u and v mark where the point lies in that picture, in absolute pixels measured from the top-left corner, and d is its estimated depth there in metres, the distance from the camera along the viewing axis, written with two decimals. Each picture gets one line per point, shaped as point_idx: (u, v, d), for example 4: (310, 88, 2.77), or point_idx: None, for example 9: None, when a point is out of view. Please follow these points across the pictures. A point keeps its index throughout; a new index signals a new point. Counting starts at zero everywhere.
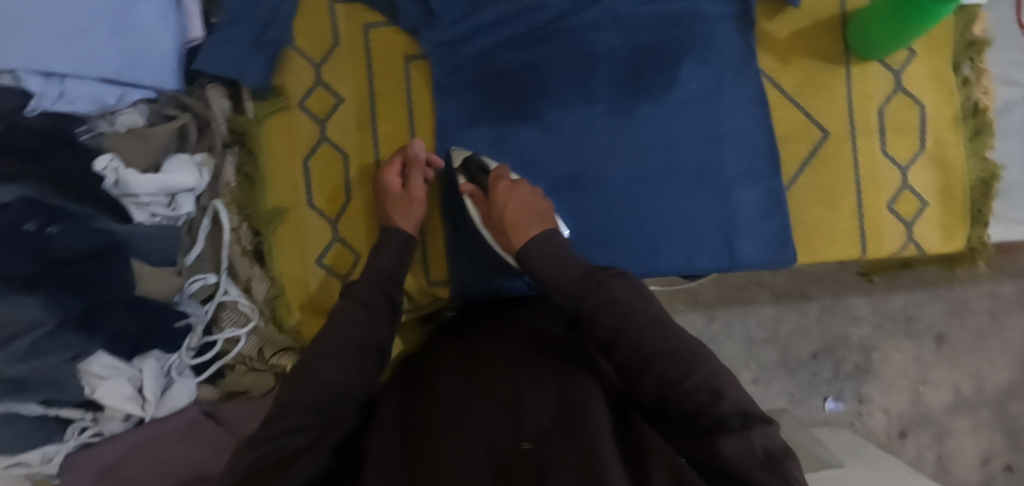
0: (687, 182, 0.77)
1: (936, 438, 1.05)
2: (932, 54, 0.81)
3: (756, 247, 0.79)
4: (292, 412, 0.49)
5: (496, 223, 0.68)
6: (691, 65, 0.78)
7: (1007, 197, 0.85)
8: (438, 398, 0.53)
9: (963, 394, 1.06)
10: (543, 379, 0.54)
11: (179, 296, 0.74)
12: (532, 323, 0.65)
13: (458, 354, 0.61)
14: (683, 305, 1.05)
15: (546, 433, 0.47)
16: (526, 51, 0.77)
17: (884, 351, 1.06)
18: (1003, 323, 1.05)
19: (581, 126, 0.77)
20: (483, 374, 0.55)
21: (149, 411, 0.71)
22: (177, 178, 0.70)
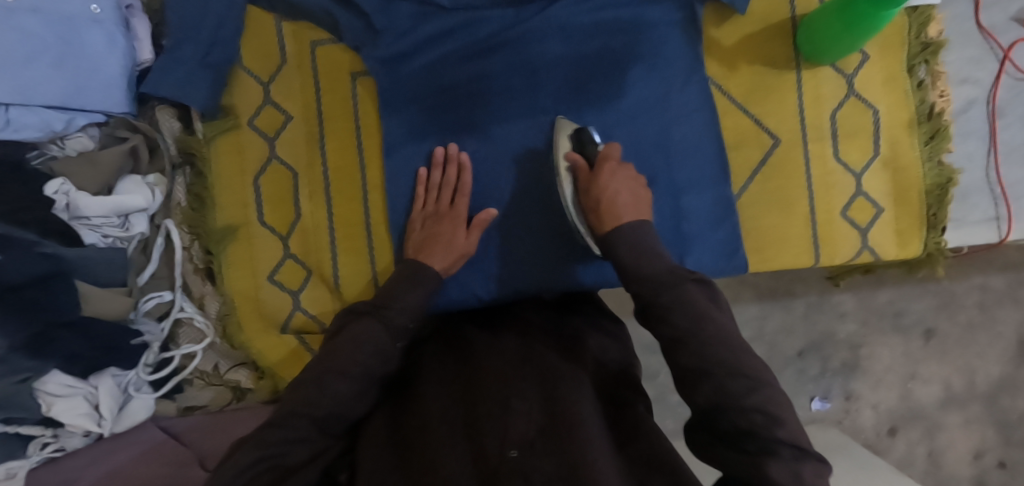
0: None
1: (926, 433, 1.04)
2: (885, 57, 0.80)
3: (705, 256, 0.79)
4: (293, 424, 0.56)
5: (592, 199, 0.65)
6: (639, 73, 0.77)
7: (962, 200, 0.84)
8: (428, 406, 0.61)
9: (954, 389, 1.04)
10: (529, 386, 0.60)
11: (133, 314, 0.75)
12: (520, 327, 0.72)
13: (450, 361, 0.67)
14: None
15: (530, 441, 0.55)
16: (471, 64, 0.77)
17: (872, 347, 1.05)
18: (993, 316, 1.03)
19: (525, 138, 0.76)
20: (478, 380, 0.62)
21: (107, 428, 0.72)
22: (127, 199, 0.73)
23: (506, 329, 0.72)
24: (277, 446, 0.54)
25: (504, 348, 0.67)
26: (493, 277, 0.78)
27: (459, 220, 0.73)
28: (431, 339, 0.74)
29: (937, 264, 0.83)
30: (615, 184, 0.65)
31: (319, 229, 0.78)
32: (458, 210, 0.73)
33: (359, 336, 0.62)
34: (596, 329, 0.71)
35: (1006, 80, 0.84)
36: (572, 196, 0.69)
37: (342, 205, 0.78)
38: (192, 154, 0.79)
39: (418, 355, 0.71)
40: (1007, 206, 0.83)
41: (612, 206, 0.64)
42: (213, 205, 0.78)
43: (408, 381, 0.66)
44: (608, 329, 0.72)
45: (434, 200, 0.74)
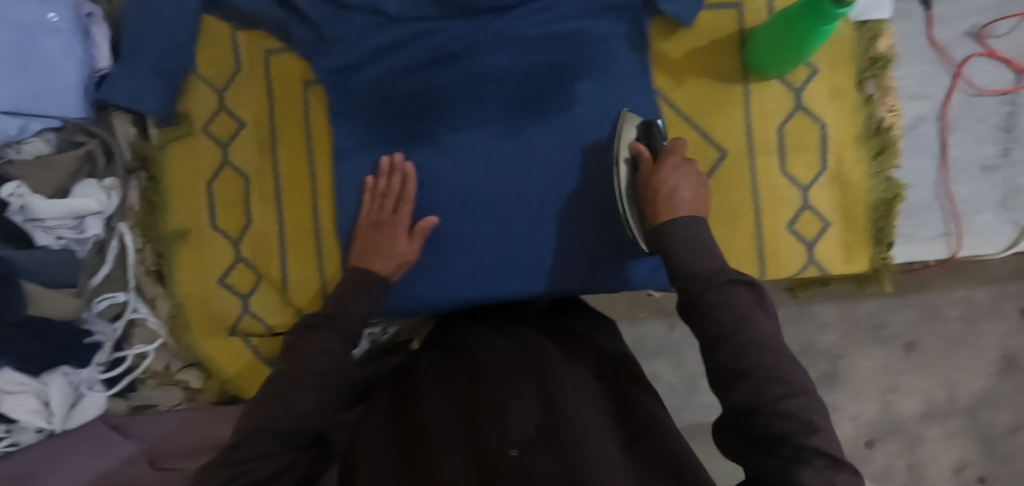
0: (588, 202, 0.77)
1: (906, 446, 1.04)
2: (833, 71, 0.80)
3: (648, 267, 0.79)
4: (258, 442, 0.58)
5: (648, 189, 0.66)
6: (587, 84, 0.77)
7: (913, 216, 0.84)
8: (426, 411, 0.62)
9: (934, 403, 1.04)
10: (527, 388, 0.61)
11: (86, 314, 0.78)
12: (521, 333, 0.73)
13: (448, 367, 0.69)
14: (643, 313, 1.09)
15: (529, 440, 0.55)
16: (419, 75, 0.78)
17: (852, 359, 1.05)
18: (976, 329, 1.04)
19: (471, 148, 0.77)
20: (476, 380, 0.63)
21: (57, 424, 0.74)
22: (81, 202, 0.74)
23: (504, 334, 0.73)
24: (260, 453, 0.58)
25: (500, 351, 0.68)
26: (436, 287, 0.79)
27: (401, 230, 0.75)
28: (429, 348, 0.76)
29: (884, 280, 0.84)
30: (677, 179, 0.65)
31: (269, 235, 0.79)
32: (400, 218, 0.75)
33: (320, 348, 0.64)
34: (590, 339, 0.74)
35: (958, 96, 0.84)
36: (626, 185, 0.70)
37: (292, 211, 0.79)
38: (147, 159, 0.81)
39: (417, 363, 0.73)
40: (957, 223, 0.83)
41: (674, 199, 0.64)
42: (165, 208, 0.80)
43: (407, 391, 0.68)
44: (596, 336, 0.75)
45: (376, 210, 0.76)
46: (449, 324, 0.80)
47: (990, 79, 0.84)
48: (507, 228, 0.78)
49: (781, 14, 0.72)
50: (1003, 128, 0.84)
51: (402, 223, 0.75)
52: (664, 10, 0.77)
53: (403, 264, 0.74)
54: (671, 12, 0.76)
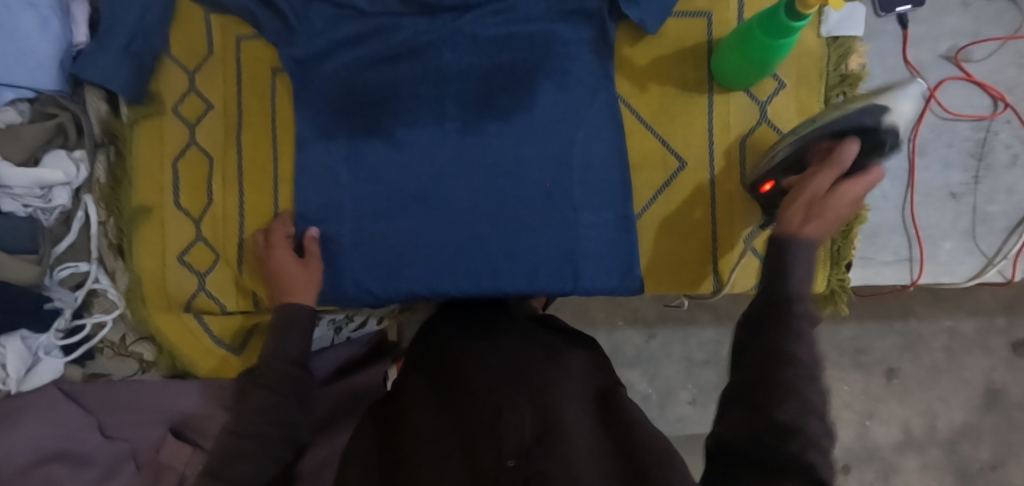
0: (549, 207, 0.79)
1: (881, 474, 1.15)
2: (800, 86, 0.80)
3: (598, 272, 0.80)
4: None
5: (816, 186, 0.64)
6: (548, 87, 0.79)
7: (875, 238, 0.82)
8: (417, 432, 0.61)
9: (912, 432, 1.14)
10: (520, 396, 0.60)
11: (47, 281, 0.80)
12: (506, 343, 0.70)
13: (432, 390, 0.68)
14: (621, 321, 1.15)
15: (527, 448, 0.54)
16: (383, 69, 0.81)
17: (831, 382, 1.15)
18: (959, 362, 1.13)
19: (431, 145, 0.80)
20: (468, 396, 0.62)
21: (11, 385, 0.78)
22: (50, 172, 0.77)
23: (494, 341, 0.71)
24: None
25: (487, 364, 0.66)
26: (386, 277, 0.80)
27: (282, 249, 0.79)
28: (415, 360, 0.76)
29: (840, 303, 0.80)
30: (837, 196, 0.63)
31: (228, 216, 0.82)
32: (279, 251, 0.78)
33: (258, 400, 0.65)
34: (581, 352, 0.73)
35: (930, 119, 0.82)
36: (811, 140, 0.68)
37: (254, 194, 0.82)
38: (114, 135, 0.82)
39: (400, 388, 0.71)
40: (920, 248, 0.81)
41: (818, 221, 0.62)
42: (128, 185, 0.81)
43: (394, 415, 0.67)
44: (585, 351, 0.74)
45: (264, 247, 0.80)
46: (432, 332, 0.79)
47: (964, 104, 0.82)
48: (462, 225, 0.80)
49: (744, 27, 0.72)
50: (973, 155, 0.82)
51: (283, 254, 0.78)
52: (629, 15, 0.77)
53: (308, 265, 0.79)
54: (636, 17, 0.76)
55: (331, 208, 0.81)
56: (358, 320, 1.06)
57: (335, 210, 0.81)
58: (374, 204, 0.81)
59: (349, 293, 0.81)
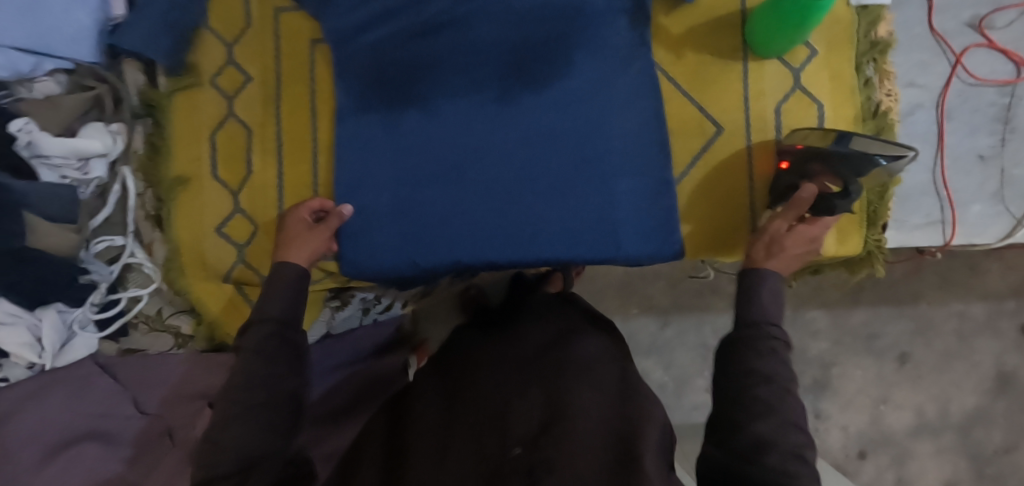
0: (574, 182, 0.79)
1: (896, 459, 1.17)
2: (832, 53, 0.81)
3: (638, 239, 0.80)
4: (223, 461, 0.61)
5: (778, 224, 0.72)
6: (583, 55, 0.79)
7: (907, 202, 0.83)
8: (424, 424, 0.65)
9: (925, 417, 1.17)
10: (531, 389, 0.63)
11: (83, 254, 0.80)
12: (527, 341, 0.74)
13: (442, 383, 0.72)
14: (636, 310, 1.22)
15: (532, 437, 0.57)
16: (417, 43, 0.80)
17: (844, 367, 1.19)
18: (970, 345, 1.16)
19: (464, 118, 0.80)
20: (476, 392, 0.66)
21: (46, 360, 0.77)
22: (86, 142, 0.76)
23: (504, 341, 0.76)
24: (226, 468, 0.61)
25: (499, 364, 0.71)
26: (428, 247, 0.80)
27: (305, 220, 0.79)
28: (430, 366, 0.79)
29: (877, 264, 0.82)
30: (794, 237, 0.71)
31: (268, 187, 0.81)
32: (302, 223, 0.78)
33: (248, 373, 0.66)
34: (597, 342, 0.74)
35: (956, 86, 0.83)
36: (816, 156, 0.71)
37: (291, 168, 0.82)
38: (153, 106, 0.82)
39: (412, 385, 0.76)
40: (952, 210, 0.82)
41: (779, 255, 0.70)
42: (167, 155, 0.82)
43: (402, 405, 0.71)
44: (599, 340, 0.75)
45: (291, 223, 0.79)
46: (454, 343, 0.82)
47: (989, 70, 0.83)
48: (482, 206, 0.80)
49: None
50: (999, 120, 0.83)
51: (303, 222, 0.78)
52: None
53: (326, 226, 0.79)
54: None
55: (365, 180, 0.81)
56: (385, 302, 1.07)
57: (369, 181, 0.81)
58: (413, 173, 0.80)
59: (390, 261, 0.81)
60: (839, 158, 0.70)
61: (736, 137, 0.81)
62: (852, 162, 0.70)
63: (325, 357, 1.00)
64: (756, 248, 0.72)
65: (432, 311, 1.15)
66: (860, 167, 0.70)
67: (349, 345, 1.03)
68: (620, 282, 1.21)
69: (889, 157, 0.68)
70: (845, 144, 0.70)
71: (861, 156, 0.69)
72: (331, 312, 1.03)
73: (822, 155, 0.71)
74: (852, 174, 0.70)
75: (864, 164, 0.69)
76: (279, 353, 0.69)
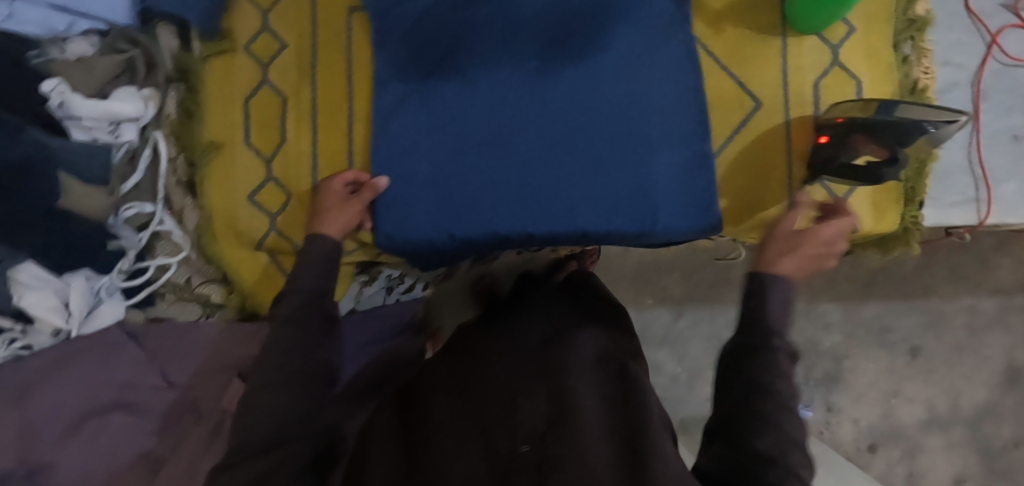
0: (601, 163, 0.78)
1: (907, 453, 1.17)
2: (870, 30, 0.81)
3: (675, 212, 0.80)
4: (252, 441, 0.59)
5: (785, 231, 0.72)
6: (622, 27, 0.79)
7: (941, 180, 0.84)
8: (438, 423, 0.65)
9: (937, 411, 1.17)
10: (537, 384, 0.63)
11: (112, 219, 0.78)
12: (529, 334, 0.74)
13: (451, 377, 0.72)
14: (650, 300, 1.21)
15: (540, 434, 0.57)
16: (456, 13, 0.80)
17: (856, 360, 1.19)
18: (981, 339, 1.17)
19: (503, 88, 0.79)
20: (484, 389, 0.66)
21: (72, 326, 0.75)
22: (119, 105, 0.75)
23: (509, 335, 0.75)
24: (255, 453, 0.59)
25: (505, 358, 0.70)
26: (467, 218, 0.79)
27: (340, 193, 0.78)
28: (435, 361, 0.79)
29: (912, 241, 0.82)
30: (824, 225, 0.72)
31: (302, 155, 0.80)
32: (336, 195, 0.78)
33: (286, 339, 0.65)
34: (597, 330, 0.74)
35: (993, 65, 0.84)
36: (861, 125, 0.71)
37: (326, 136, 0.81)
38: (186, 71, 0.81)
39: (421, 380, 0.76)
40: (987, 188, 0.82)
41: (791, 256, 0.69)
42: (201, 120, 0.81)
43: (415, 401, 0.72)
44: (606, 331, 0.75)
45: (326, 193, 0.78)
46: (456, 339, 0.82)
47: None
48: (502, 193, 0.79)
49: None
50: None
51: (338, 196, 0.77)
52: None
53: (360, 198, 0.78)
54: None
55: (402, 151, 0.80)
56: (408, 282, 1.06)
57: (404, 149, 0.80)
58: (451, 143, 0.79)
59: (428, 232, 0.81)
60: (883, 126, 0.69)
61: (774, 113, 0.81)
62: (898, 130, 0.69)
63: (356, 335, 0.99)
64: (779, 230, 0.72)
65: (444, 297, 1.14)
66: (908, 134, 0.69)
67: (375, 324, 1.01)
68: (634, 273, 1.21)
69: (937, 122, 0.67)
70: (890, 112, 0.69)
71: (909, 123, 0.68)
72: (358, 287, 1.01)
73: (863, 126, 0.70)
74: (898, 143, 0.70)
75: (912, 131, 0.69)
76: (312, 321, 0.68)
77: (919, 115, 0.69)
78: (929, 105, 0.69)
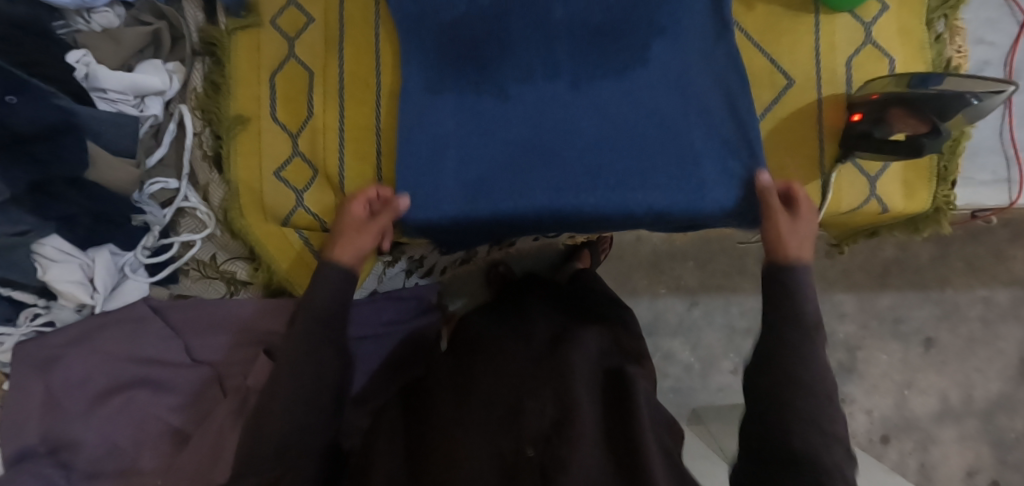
0: (639, 191, 0.72)
1: (919, 445, 1.16)
2: (903, 7, 0.81)
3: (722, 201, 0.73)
4: (254, 467, 0.62)
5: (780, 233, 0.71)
6: (660, 41, 0.74)
7: (973, 159, 0.83)
8: (440, 412, 0.69)
9: (950, 402, 1.17)
10: (543, 381, 0.66)
11: (138, 195, 0.76)
12: (536, 332, 0.75)
13: (451, 370, 0.75)
14: (664, 290, 1.20)
15: (545, 437, 0.61)
16: (487, 23, 0.75)
17: (870, 351, 1.18)
18: (994, 330, 1.16)
19: (538, 100, 0.75)
20: (488, 382, 0.69)
21: (97, 301, 0.76)
22: (146, 78, 0.74)
23: (516, 328, 0.77)
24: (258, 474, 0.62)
25: (510, 350, 0.72)
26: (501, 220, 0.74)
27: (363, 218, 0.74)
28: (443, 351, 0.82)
29: (943, 222, 0.81)
30: (801, 218, 0.72)
31: (328, 128, 0.78)
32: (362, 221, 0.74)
33: (289, 367, 0.65)
34: (598, 328, 0.76)
35: None
36: (899, 99, 0.70)
37: (354, 109, 0.78)
38: (214, 44, 0.81)
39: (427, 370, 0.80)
40: (1019, 169, 0.82)
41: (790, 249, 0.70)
42: (228, 94, 0.80)
43: (420, 392, 0.76)
44: (608, 326, 0.78)
45: (351, 219, 0.74)
46: (462, 328, 0.84)
47: None
48: (536, 212, 0.73)
49: None
50: None
51: (361, 222, 0.74)
52: None
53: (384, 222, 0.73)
54: None
55: (433, 165, 0.74)
56: (426, 267, 1.05)
57: (434, 159, 0.75)
58: (482, 135, 0.75)
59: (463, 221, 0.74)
60: (920, 100, 0.69)
61: (806, 90, 0.80)
62: (937, 101, 0.68)
63: (374, 316, 0.97)
64: (772, 224, 0.70)
65: (456, 286, 1.11)
66: (947, 106, 0.68)
67: (395, 305, 0.98)
68: (649, 262, 1.20)
69: (981, 94, 0.67)
70: (925, 85, 0.69)
71: (945, 95, 0.68)
72: (382, 267, 1.00)
73: (902, 99, 0.70)
74: (938, 117, 0.69)
75: (954, 103, 0.68)
76: (315, 343, 0.67)
77: (962, 86, 0.68)
78: (970, 76, 0.69)
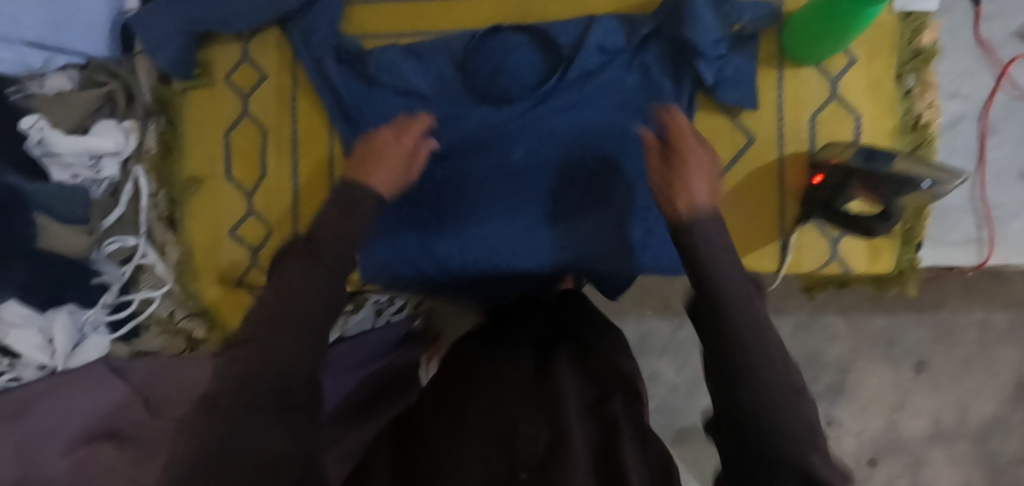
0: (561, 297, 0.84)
1: (909, 468, 1.01)
2: (872, 60, 0.77)
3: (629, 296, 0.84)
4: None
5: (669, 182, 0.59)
6: (618, 189, 0.74)
7: (941, 217, 0.80)
8: (418, 442, 0.52)
9: (943, 424, 1.01)
10: (532, 407, 0.50)
11: (94, 254, 0.80)
12: (516, 353, 0.60)
13: (433, 387, 0.60)
14: (649, 311, 1.06)
15: (540, 464, 0.44)
16: (449, 162, 0.77)
17: (861, 374, 1.02)
18: (992, 354, 1.00)
19: (496, 241, 0.75)
20: (467, 404, 0.52)
21: (58, 361, 0.77)
22: (98, 142, 0.77)
23: (501, 343, 0.62)
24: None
25: (497, 366, 0.57)
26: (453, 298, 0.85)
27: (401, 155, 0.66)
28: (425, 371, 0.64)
29: (908, 282, 0.79)
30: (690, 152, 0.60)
31: (281, 189, 0.78)
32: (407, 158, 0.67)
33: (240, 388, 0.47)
34: (593, 350, 0.61)
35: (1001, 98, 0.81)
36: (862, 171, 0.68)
37: (306, 169, 0.78)
38: (167, 104, 0.81)
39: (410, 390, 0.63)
40: (989, 228, 0.80)
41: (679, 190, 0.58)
42: (184, 154, 0.81)
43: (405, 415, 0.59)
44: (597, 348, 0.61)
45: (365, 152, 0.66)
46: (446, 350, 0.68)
47: None
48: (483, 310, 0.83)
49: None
50: None
51: (389, 157, 0.65)
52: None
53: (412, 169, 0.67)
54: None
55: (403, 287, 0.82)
56: (398, 304, 1.00)
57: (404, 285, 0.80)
58: (433, 225, 0.76)
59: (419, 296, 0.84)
60: (879, 177, 0.67)
61: (767, 147, 0.78)
62: (894, 183, 0.67)
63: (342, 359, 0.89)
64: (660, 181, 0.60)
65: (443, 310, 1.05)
66: (902, 187, 0.67)
67: (367, 345, 0.92)
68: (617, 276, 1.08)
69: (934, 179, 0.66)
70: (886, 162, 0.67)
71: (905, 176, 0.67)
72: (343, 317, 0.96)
73: (863, 174, 0.68)
74: (892, 194, 0.68)
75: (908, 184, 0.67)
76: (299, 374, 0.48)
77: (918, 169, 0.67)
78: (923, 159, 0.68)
